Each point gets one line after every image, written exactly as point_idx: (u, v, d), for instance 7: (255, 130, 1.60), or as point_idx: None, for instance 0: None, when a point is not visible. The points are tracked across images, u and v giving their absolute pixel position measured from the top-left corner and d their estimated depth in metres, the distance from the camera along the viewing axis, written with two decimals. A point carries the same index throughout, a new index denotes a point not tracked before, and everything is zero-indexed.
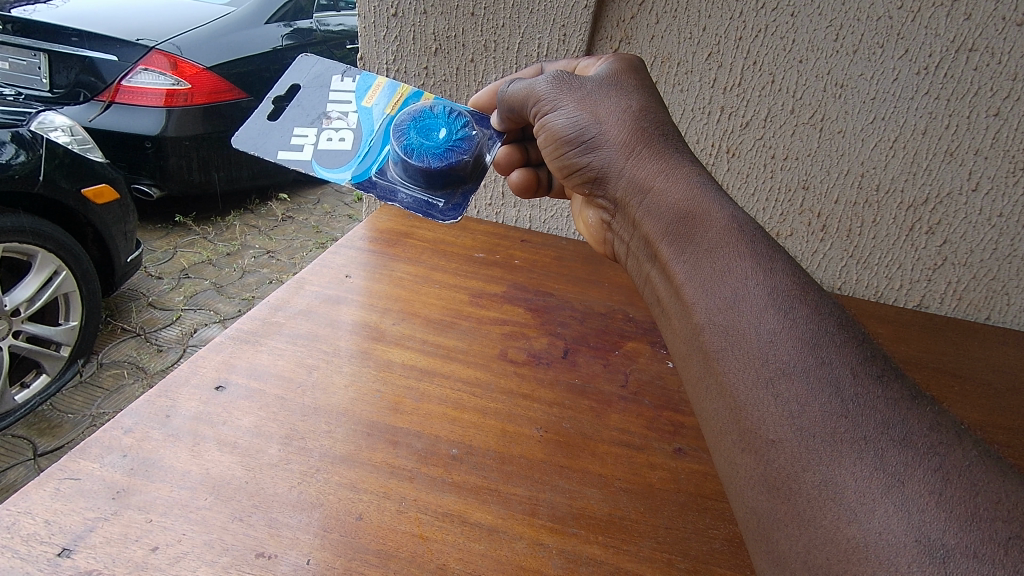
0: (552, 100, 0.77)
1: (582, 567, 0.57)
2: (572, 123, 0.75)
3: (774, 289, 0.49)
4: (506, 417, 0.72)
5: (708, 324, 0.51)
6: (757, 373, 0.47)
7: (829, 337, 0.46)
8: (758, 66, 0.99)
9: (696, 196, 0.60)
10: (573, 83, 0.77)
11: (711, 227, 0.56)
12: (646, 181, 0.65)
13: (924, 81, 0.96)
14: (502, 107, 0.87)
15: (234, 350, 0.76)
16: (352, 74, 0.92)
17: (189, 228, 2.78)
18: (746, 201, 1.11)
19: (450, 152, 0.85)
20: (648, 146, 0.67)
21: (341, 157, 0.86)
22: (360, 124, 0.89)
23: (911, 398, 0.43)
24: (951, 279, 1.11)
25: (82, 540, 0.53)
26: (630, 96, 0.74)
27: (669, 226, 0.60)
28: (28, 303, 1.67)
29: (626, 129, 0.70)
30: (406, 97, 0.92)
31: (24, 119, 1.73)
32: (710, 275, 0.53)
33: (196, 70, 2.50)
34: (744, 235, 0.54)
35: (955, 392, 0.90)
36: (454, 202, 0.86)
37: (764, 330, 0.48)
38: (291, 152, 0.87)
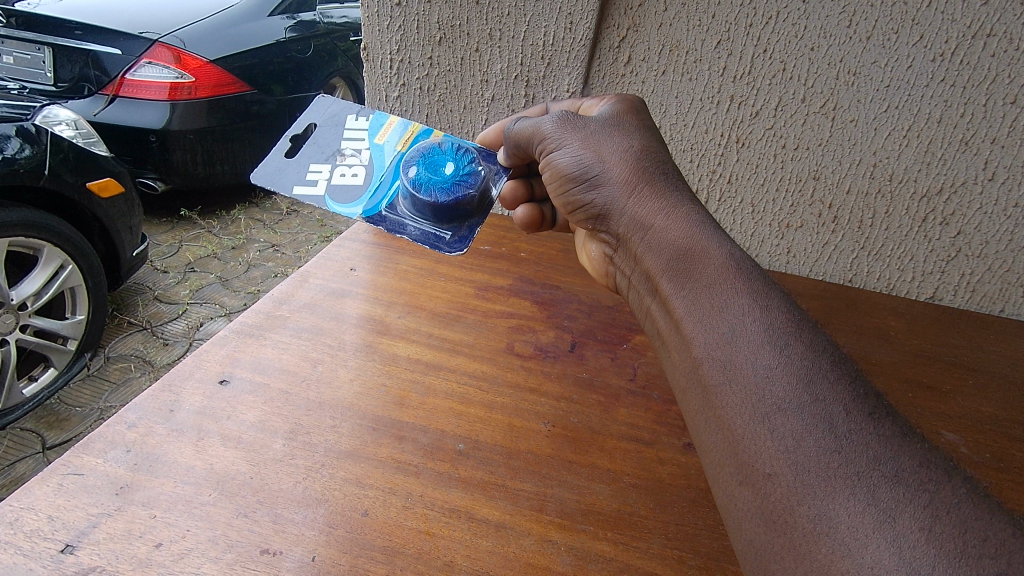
0: (557, 138, 0.75)
1: (591, 564, 0.56)
2: (576, 161, 0.73)
3: (771, 324, 0.49)
4: (513, 411, 0.71)
5: (706, 357, 0.50)
6: (753, 407, 0.46)
7: (822, 373, 0.45)
8: (769, 54, 0.97)
9: (695, 235, 0.58)
10: (577, 123, 0.75)
11: (710, 264, 0.55)
12: (646, 218, 0.63)
13: (940, 68, 0.93)
14: (507, 143, 0.85)
15: (238, 344, 0.76)
16: (366, 112, 0.91)
17: (194, 222, 2.79)
18: (756, 191, 1.09)
19: (457, 187, 0.83)
20: (651, 185, 0.65)
21: (351, 190, 0.85)
22: (372, 160, 0.88)
23: (902, 434, 0.42)
24: (965, 271, 1.09)
25: (86, 536, 0.52)
26: (631, 136, 0.72)
27: (668, 264, 0.59)
28: (35, 297, 1.66)
29: (626, 167, 0.68)
30: (414, 134, 0.90)
31: (30, 112, 1.72)
32: (708, 310, 0.52)
33: (200, 62, 2.48)
34: (742, 272, 0.53)
35: (970, 385, 0.89)
36: (459, 232, 0.85)
37: (760, 364, 0.47)
38: (307, 188, 0.85)
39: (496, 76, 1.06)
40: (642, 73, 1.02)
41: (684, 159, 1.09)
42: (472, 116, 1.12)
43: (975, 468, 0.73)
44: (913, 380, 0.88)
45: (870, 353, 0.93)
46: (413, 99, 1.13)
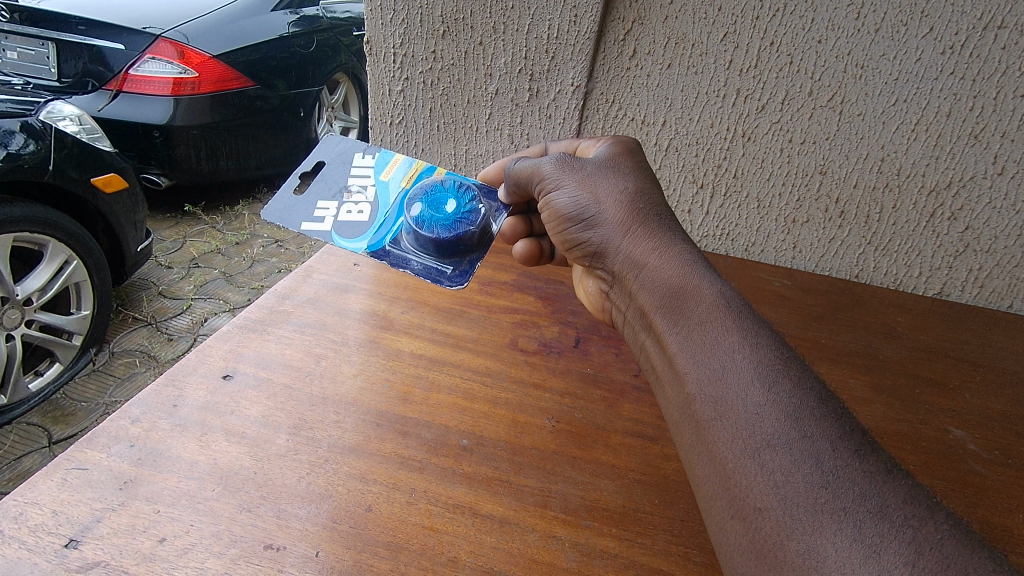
0: (555, 179, 0.74)
1: (596, 560, 0.56)
2: (573, 202, 0.72)
3: (760, 360, 0.48)
4: (517, 407, 0.71)
5: (698, 394, 0.50)
6: (742, 443, 0.45)
7: (809, 410, 0.45)
8: (775, 47, 0.96)
9: (687, 274, 0.58)
10: (575, 164, 0.74)
11: (700, 302, 0.54)
12: (640, 257, 0.63)
13: (949, 60, 0.92)
14: (508, 184, 0.83)
15: (242, 340, 0.75)
16: (372, 149, 0.87)
17: (199, 218, 2.79)
18: (762, 186, 1.08)
19: (459, 223, 0.80)
20: (645, 225, 0.65)
21: (355, 226, 0.81)
22: (378, 197, 0.84)
23: (887, 470, 0.42)
24: (973, 267, 1.08)
25: (89, 531, 0.52)
26: (625, 177, 0.71)
27: (660, 302, 0.58)
28: (41, 292, 1.66)
29: (620, 208, 0.67)
30: (419, 169, 0.87)
31: (33, 108, 1.71)
32: (700, 346, 0.52)
33: (203, 58, 2.48)
34: (732, 311, 0.53)
35: (977, 380, 0.88)
36: (460, 266, 0.81)
37: (750, 400, 0.47)
38: (314, 224, 0.82)
39: (499, 70, 1.06)
40: (647, 67, 1.01)
41: (689, 153, 1.08)
42: (475, 111, 1.11)
43: (983, 465, 0.72)
44: (919, 375, 0.88)
45: (876, 348, 0.93)
46: (416, 94, 1.12)
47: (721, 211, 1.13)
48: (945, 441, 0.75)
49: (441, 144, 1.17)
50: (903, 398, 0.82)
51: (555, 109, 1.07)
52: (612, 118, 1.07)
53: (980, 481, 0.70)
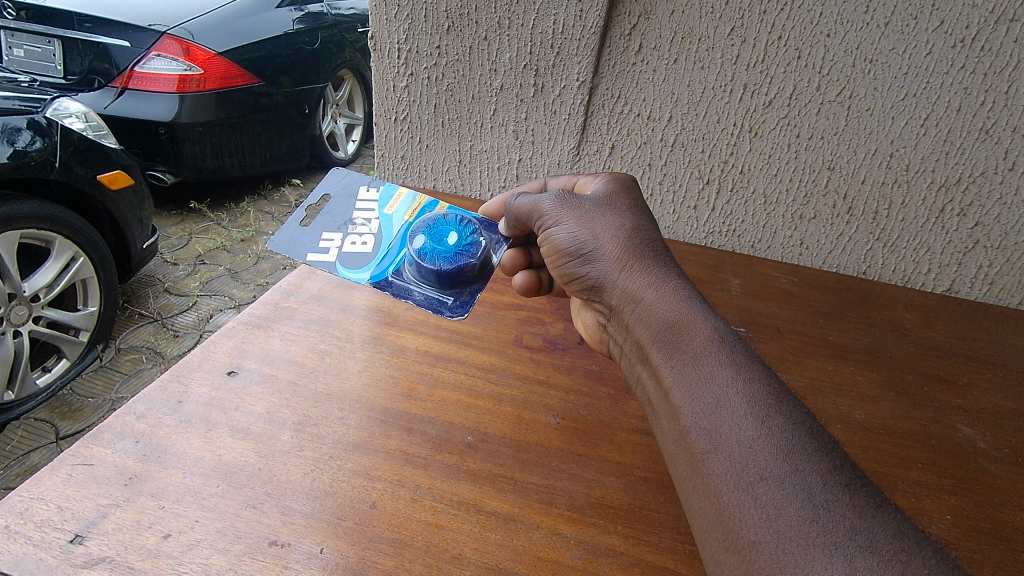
0: (554, 216, 0.73)
1: (601, 558, 0.55)
2: (572, 238, 0.70)
3: (754, 397, 0.49)
4: (522, 404, 0.71)
5: (693, 426, 0.49)
6: (736, 477, 0.45)
7: (801, 445, 0.45)
8: (783, 41, 0.95)
9: (682, 309, 0.57)
10: (573, 201, 0.72)
11: (697, 338, 0.54)
12: (635, 291, 0.62)
13: (960, 54, 0.91)
14: (510, 218, 0.81)
15: (247, 336, 0.75)
16: (377, 184, 0.87)
17: (204, 215, 2.80)
18: (769, 182, 1.07)
19: (460, 255, 0.78)
20: (641, 261, 0.64)
21: (359, 257, 0.80)
22: (381, 230, 0.83)
23: (877, 506, 0.43)
24: (983, 263, 1.07)
25: (95, 527, 0.52)
26: (622, 214, 0.70)
27: (655, 335, 0.57)
28: (47, 288, 1.67)
29: (616, 243, 0.66)
30: (422, 203, 0.87)
31: (40, 106, 1.72)
32: (693, 381, 0.52)
33: (209, 54, 2.48)
34: (726, 346, 0.53)
35: (987, 377, 0.87)
36: (460, 297, 0.79)
37: (743, 434, 0.47)
38: (319, 254, 0.80)
39: (504, 66, 1.05)
40: (653, 62, 1.00)
41: (695, 149, 1.07)
42: (479, 106, 1.11)
43: (993, 463, 0.72)
44: (927, 372, 0.87)
45: (886, 346, 0.92)
46: (421, 90, 1.12)
47: (727, 207, 1.12)
48: (954, 439, 0.75)
49: (446, 141, 1.16)
50: (911, 395, 0.82)
51: (560, 104, 1.06)
52: (616, 114, 1.06)
53: (989, 480, 0.69)
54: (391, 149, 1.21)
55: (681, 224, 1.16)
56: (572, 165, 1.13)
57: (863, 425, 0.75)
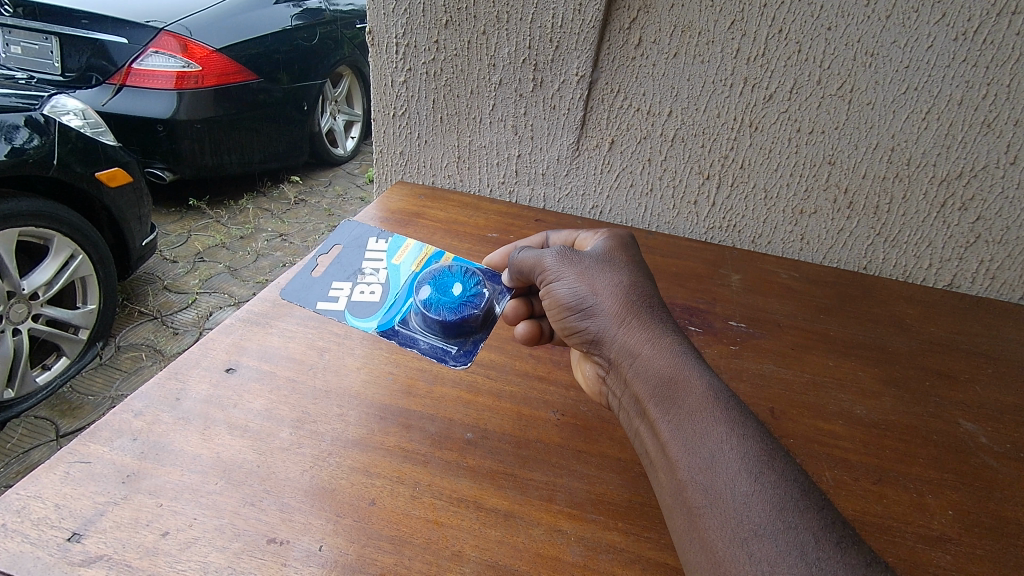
0: (555, 270, 0.68)
1: (602, 554, 0.55)
2: (573, 292, 0.65)
3: (746, 454, 0.47)
4: (522, 400, 0.71)
5: (689, 481, 0.48)
6: (730, 531, 0.45)
7: (793, 501, 0.44)
8: (784, 35, 0.94)
9: (678, 364, 0.54)
10: (574, 256, 0.68)
11: (695, 396, 0.51)
12: (631, 345, 0.58)
13: (962, 47, 0.90)
14: (511, 271, 0.76)
15: (245, 333, 0.75)
16: (386, 234, 0.88)
17: (203, 212, 2.79)
18: (769, 177, 1.07)
19: (465, 305, 0.75)
20: (639, 316, 0.60)
21: (366, 306, 0.78)
22: (389, 279, 0.82)
23: (869, 563, 0.42)
24: (984, 258, 1.06)
25: (92, 525, 0.52)
26: (622, 270, 0.66)
27: (651, 390, 0.54)
28: (47, 286, 1.66)
29: (616, 298, 0.62)
30: (429, 254, 0.86)
31: (37, 103, 1.70)
32: (689, 436, 0.50)
33: (206, 51, 2.46)
34: (721, 400, 0.51)
35: (987, 372, 0.87)
36: (464, 346, 0.76)
37: (737, 490, 0.46)
38: (329, 303, 0.79)
39: (504, 60, 1.05)
40: (653, 57, 1.00)
41: (694, 144, 1.07)
42: (478, 102, 1.10)
43: (995, 458, 0.71)
44: (929, 367, 0.87)
45: (887, 341, 0.91)
46: (419, 85, 1.11)
47: (727, 202, 1.11)
48: (956, 434, 0.74)
49: (444, 136, 1.16)
50: (912, 390, 0.82)
51: (560, 99, 1.06)
52: (616, 109, 1.06)
53: (991, 475, 0.69)
54: (390, 145, 1.20)
55: (681, 220, 1.15)
56: (572, 160, 1.12)
57: (864, 421, 0.75)
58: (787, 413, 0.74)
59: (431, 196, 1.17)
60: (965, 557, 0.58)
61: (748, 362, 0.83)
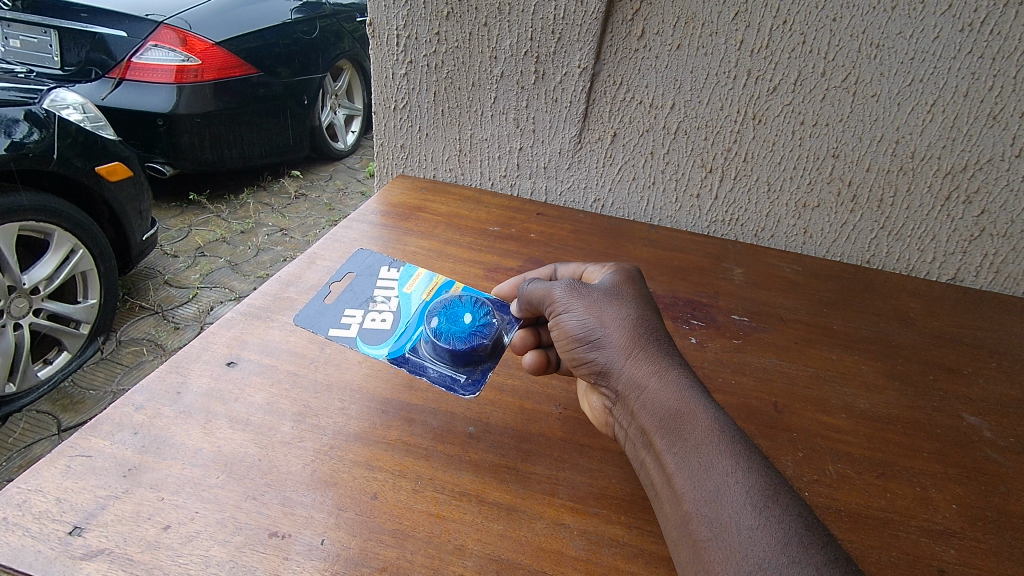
0: (563, 302, 0.66)
1: (605, 548, 0.55)
2: (581, 324, 0.64)
3: (751, 487, 0.47)
4: (524, 394, 0.71)
5: (694, 513, 0.47)
6: (735, 565, 0.44)
7: (797, 536, 0.44)
8: (788, 26, 0.93)
9: (685, 397, 0.54)
10: (583, 289, 0.67)
11: (702, 430, 0.51)
12: (638, 378, 0.57)
13: (968, 39, 0.89)
14: (519, 303, 0.74)
15: (245, 326, 0.75)
16: (399, 264, 0.88)
17: (203, 207, 2.78)
18: (772, 169, 1.06)
19: (475, 335, 0.72)
20: (646, 349, 0.59)
21: (377, 333, 0.75)
22: (400, 308, 0.80)
23: None
24: (988, 251, 1.06)
25: (94, 518, 0.52)
26: (630, 303, 0.65)
27: (658, 422, 0.54)
28: (47, 281, 1.66)
29: (624, 330, 0.61)
30: (439, 283, 0.85)
31: (37, 97, 1.70)
32: (695, 469, 0.49)
33: (207, 45, 2.45)
34: (727, 432, 0.51)
35: (991, 366, 0.87)
36: (473, 374, 0.71)
37: (741, 523, 0.45)
38: (341, 329, 0.75)
39: (505, 52, 1.04)
40: (656, 48, 0.99)
41: (697, 137, 1.06)
42: (479, 94, 1.09)
43: (999, 452, 0.71)
44: (932, 361, 0.86)
45: (890, 334, 0.91)
46: (420, 77, 1.10)
47: (730, 195, 1.11)
48: (959, 428, 0.74)
49: (445, 129, 1.15)
50: (915, 384, 0.81)
51: (562, 92, 1.05)
52: (618, 102, 1.05)
53: (995, 470, 0.68)
54: (390, 138, 1.20)
55: (683, 214, 1.14)
56: (574, 153, 1.12)
57: (866, 415, 0.74)
58: (790, 407, 0.74)
59: (432, 189, 1.16)
60: (969, 550, 0.58)
61: (751, 356, 0.82)
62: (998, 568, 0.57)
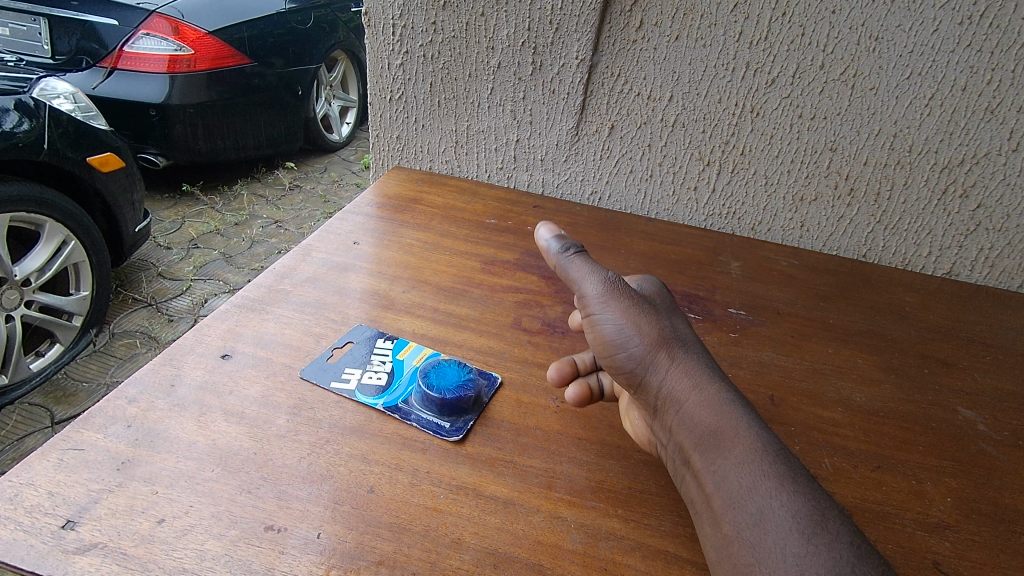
0: (599, 304, 0.62)
1: (602, 541, 0.55)
2: (619, 331, 0.61)
3: (798, 512, 0.46)
4: (521, 387, 0.70)
5: (736, 536, 0.48)
6: None
7: (849, 566, 0.43)
8: (787, 18, 0.93)
9: (726, 415, 0.54)
10: (620, 291, 0.63)
11: (742, 448, 0.51)
12: (677, 391, 0.56)
13: (967, 32, 0.89)
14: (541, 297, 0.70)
15: (240, 319, 0.74)
16: (364, 241, 0.93)
17: (197, 199, 2.75)
18: (770, 162, 1.06)
19: None
20: (685, 363, 0.58)
21: (338, 300, 0.80)
22: (361, 283, 0.84)
23: None
24: (984, 245, 1.06)
25: (86, 512, 0.51)
26: (663, 313, 0.63)
27: (697, 438, 0.54)
28: (39, 272, 1.64)
29: (663, 341, 0.59)
30: (400, 263, 0.89)
31: (26, 86, 1.67)
32: (737, 491, 0.49)
33: (199, 34, 2.42)
34: (770, 453, 0.50)
35: (985, 359, 0.87)
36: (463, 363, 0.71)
37: (788, 551, 0.45)
38: (300, 293, 0.80)
39: (502, 43, 1.03)
40: (654, 39, 0.98)
41: (695, 130, 1.05)
42: (477, 86, 1.08)
43: (994, 446, 0.71)
44: (928, 355, 0.86)
45: (886, 328, 0.91)
46: (416, 68, 1.09)
47: (727, 189, 1.10)
48: (955, 422, 0.74)
49: (442, 121, 1.14)
50: (911, 378, 0.81)
51: (559, 83, 1.04)
52: (616, 94, 1.04)
53: (990, 463, 0.69)
54: (386, 129, 1.19)
55: (680, 207, 1.14)
56: (571, 145, 1.11)
57: (863, 408, 0.75)
58: (787, 400, 0.74)
59: (428, 181, 1.16)
60: (964, 543, 0.58)
61: (748, 349, 0.82)
62: (994, 561, 0.57)
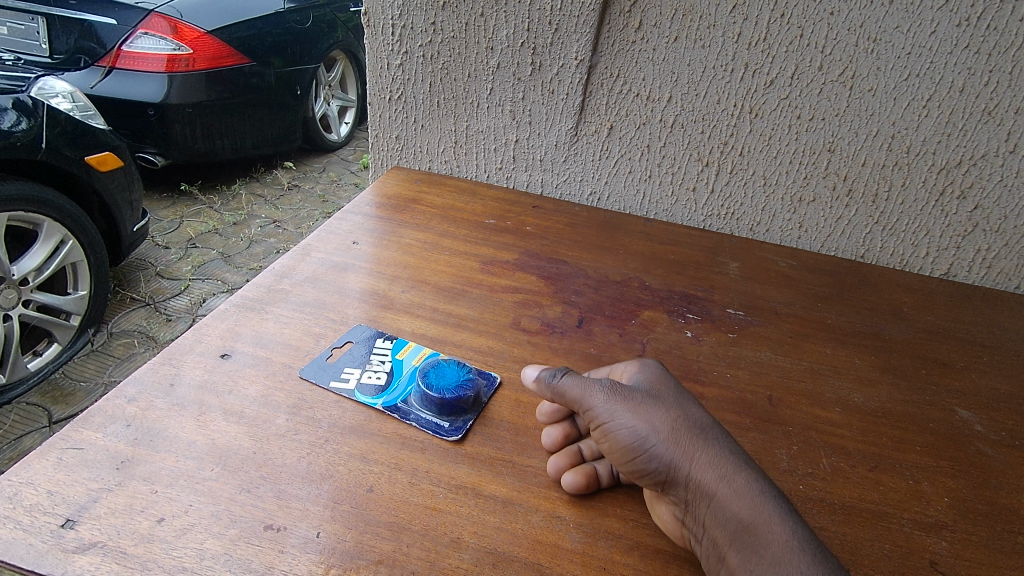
0: (605, 410, 0.55)
1: (601, 541, 0.55)
2: (633, 435, 0.53)
3: None
4: (520, 386, 0.70)
5: None
6: None
7: None
8: (786, 19, 0.93)
9: (759, 507, 0.47)
10: (622, 391, 0.56)
11: (779, 546, 0.45)
12: (706, 487, 0.49)
13: (964, 34, 0.89)
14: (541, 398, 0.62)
15: (239, 318, 0.74)
16: (363, 241, 0.93)
17: (195, 198, 2.75)
18: (769, 163, 1.06)
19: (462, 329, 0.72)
20: (708, 451, 0.51)
21: (338, 300, 0.80)
22: (360, 283, 0.84)
23: None
24: (981, 246, 1.06)
25: (86, 511, 0.51)
26: (674, 399, 0.56)
27: (732, 536, 0.47)
28: (37, 272, 1.64)
29: (681, 437, 0.52)
30: (399, 263, 0.89)
31: (24, 85, 1.67)
32: None
33: (197, 33, 2.41)
34: (808, 546, 0.45)
35: (982, 360, 0.87)
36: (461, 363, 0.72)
37: None
38: (300, 293, 0.80)
39: (502, 43, 1.03)
40: (653, 40, 0.99)
41: (694, 130, 1.05)
42: (476, 86, 1.08)
43: (991, 446, 0.72)
44: (925, 356, 0.87)
45: (884, 328, 0.92)
46: (416, 68, 1.10)
47: (726, 189, 1.11)
48: (952, 422, 0.75)
49: (441, 121, 1.14)
50: (909, 379, 0.82)
51: (559, 83, 1.05)
52: (615, 94, 1.04)
53: (986, 463, 0.69)
54: (385, 129, 1.19)
55: (679, 207, 1.14)
56: (570, 145, 1.11)
57: (860, 409, 0.75)
58: (785, 400, 0.74)
59: (427, 181, 1.16)
60: (961, 543, 0.59)
61: (746, 350, 0.83)
62: (991, 561, 0.57)
